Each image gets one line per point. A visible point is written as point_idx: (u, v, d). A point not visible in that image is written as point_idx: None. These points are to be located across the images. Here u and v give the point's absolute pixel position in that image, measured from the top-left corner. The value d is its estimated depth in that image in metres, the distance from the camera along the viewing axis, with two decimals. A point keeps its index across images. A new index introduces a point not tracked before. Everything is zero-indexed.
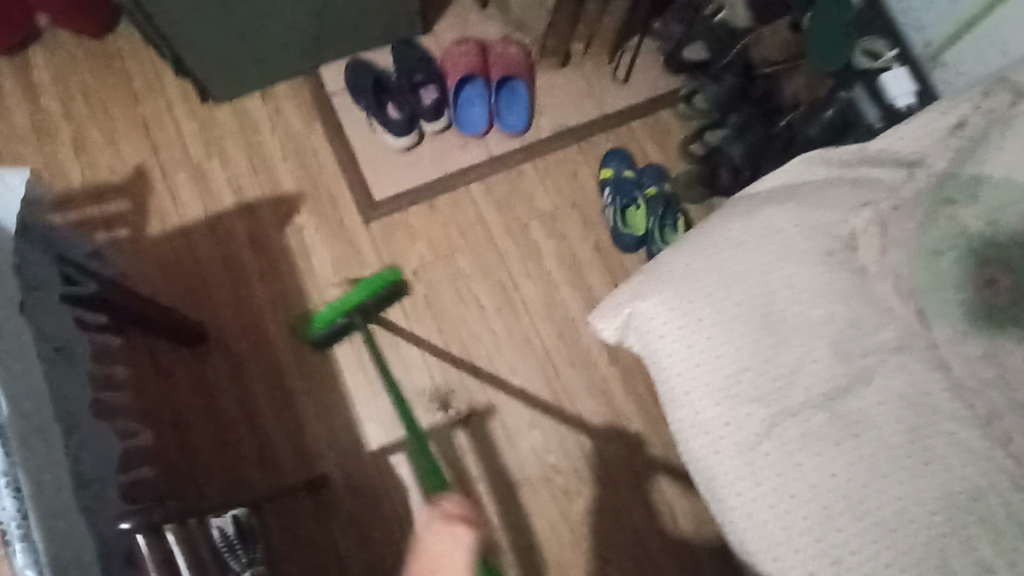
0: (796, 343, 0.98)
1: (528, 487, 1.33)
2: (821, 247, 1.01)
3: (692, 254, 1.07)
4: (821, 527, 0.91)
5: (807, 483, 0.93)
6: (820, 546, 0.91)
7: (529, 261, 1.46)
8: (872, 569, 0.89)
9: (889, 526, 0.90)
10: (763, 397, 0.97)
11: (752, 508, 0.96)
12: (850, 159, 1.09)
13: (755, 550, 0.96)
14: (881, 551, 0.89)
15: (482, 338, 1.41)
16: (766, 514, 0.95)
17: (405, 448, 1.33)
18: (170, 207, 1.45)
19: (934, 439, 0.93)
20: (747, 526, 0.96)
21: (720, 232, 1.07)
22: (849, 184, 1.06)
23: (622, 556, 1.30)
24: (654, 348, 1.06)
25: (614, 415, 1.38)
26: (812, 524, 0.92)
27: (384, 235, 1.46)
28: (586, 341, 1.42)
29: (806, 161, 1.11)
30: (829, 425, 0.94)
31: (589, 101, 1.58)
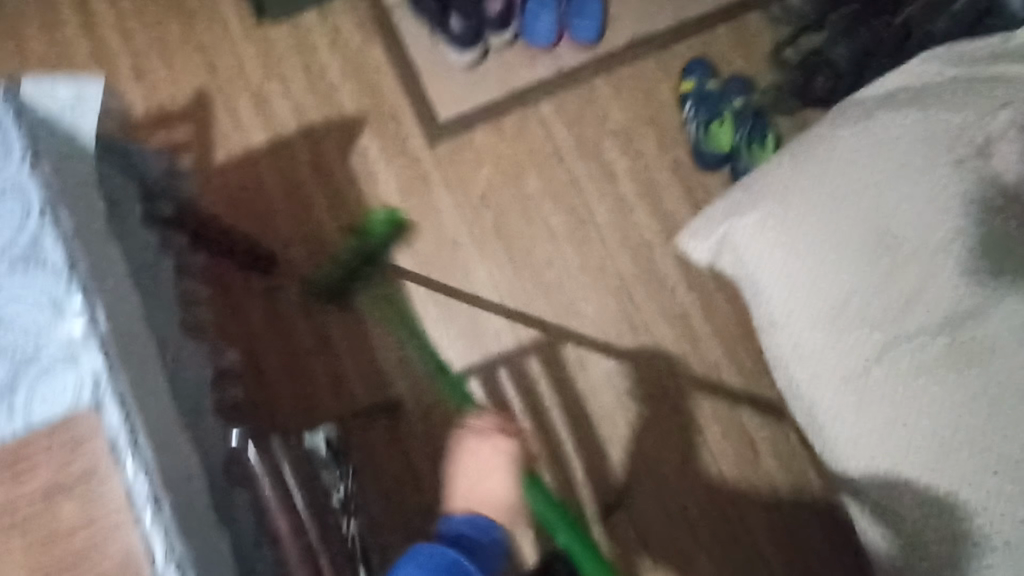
0: (915, 262, 0.89)
1: (601, 413, 1.31)
2: (946, 156, 0.92)
3: (795, 171, 1.00)
4: (934, 457, 0.84)
5: (921, 413, 0.86)
6: (932, 477, 0.84)
7: (602, 183, 1.38)
8: (993, 503, 0.81)
9: (1016, 460, 0.81)
10: (873, 320, 0.90)
11: (857, 437, 0.90)
12: (982, 57, 1.00)
13: (858, 480, 0.91)
14: (1005, 485, 0.81)
15: (553, 264, 1.36)
16: (871, 444, 0.89)
17: (478, 374, 1.32)
18: (233, 133, 1.42)
19: None
20: (850, 456, 0.91)
21: (827, 146, 0.99)
22: (982, 85, 0.96)
23: (698, 484, 1.28)
24: (750, 271, 0.99)
25: (692, 343, 1.32)
26: (924, 454, 0.85)
27: (450, 157, 1.40)
28: (662, 266, 1.35)
29: (927, 62, 1.03)
30: (949, 350, 0.86)
31: (666, 6, 1.44)
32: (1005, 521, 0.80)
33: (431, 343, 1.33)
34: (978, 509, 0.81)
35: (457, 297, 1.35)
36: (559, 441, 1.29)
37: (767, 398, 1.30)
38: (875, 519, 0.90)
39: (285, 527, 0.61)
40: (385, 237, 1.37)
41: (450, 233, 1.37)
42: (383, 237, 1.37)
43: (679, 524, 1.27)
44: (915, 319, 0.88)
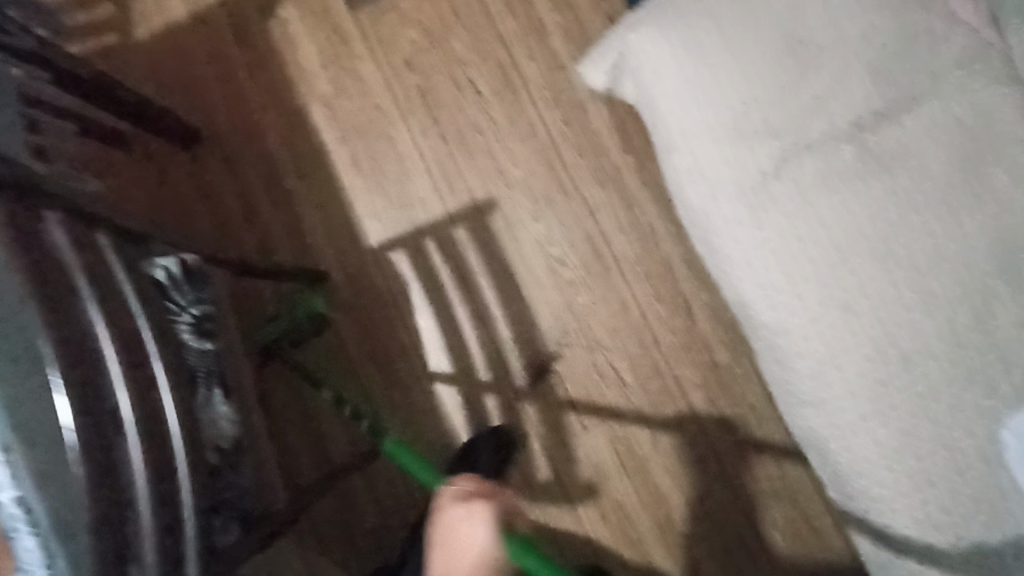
0: (822, 65, 0.81)
1: (532, 280, 1.26)
2: None
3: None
4: (830, 269, 0.78)
5: (819, 223, 0.79)
6: (827, 291, 0.78)
7: (532, 39, 1.29)
8: (888, 313, 0.76)
9: (916, 268, 0.76)
10: (774, 128, 0.82)
11: (751, 255, 0.83)
12: None
13: (751, 303, 0.84)
14: (903, 294, 0.76)
15: (481, 128, 1.29)
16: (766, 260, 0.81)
17: (405, 245, 1.29)
18: (155, 9, 1.38)
19: (990, 169, 0.76)
20: (743, 276, 0.84)
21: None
22: None
23: (631, 349, 1.23)
24: (649, 88, 0.90)
25: (627, 205, 1.26)
26: (819, 268, 0.78)
27: (373, 21, 1.33)
28: (596, 126, 1.27)
29: None
30: (852, 156, 0.79)
31: None
32: (899, 329, 0.75)
33: (356, 214, 1.30)
34: (872, 318, 0.76)
35: (383, 167, 1.31)
36: (487, 309, 1.26)
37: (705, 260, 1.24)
38: (771, 342, 0.84)
39: (33, 294, 0.56)
40: (308, 107, 1.32)
41: (375, 103, 1.32)
42: (306, 107, 1.32)
43: (612, 389, 1.23)
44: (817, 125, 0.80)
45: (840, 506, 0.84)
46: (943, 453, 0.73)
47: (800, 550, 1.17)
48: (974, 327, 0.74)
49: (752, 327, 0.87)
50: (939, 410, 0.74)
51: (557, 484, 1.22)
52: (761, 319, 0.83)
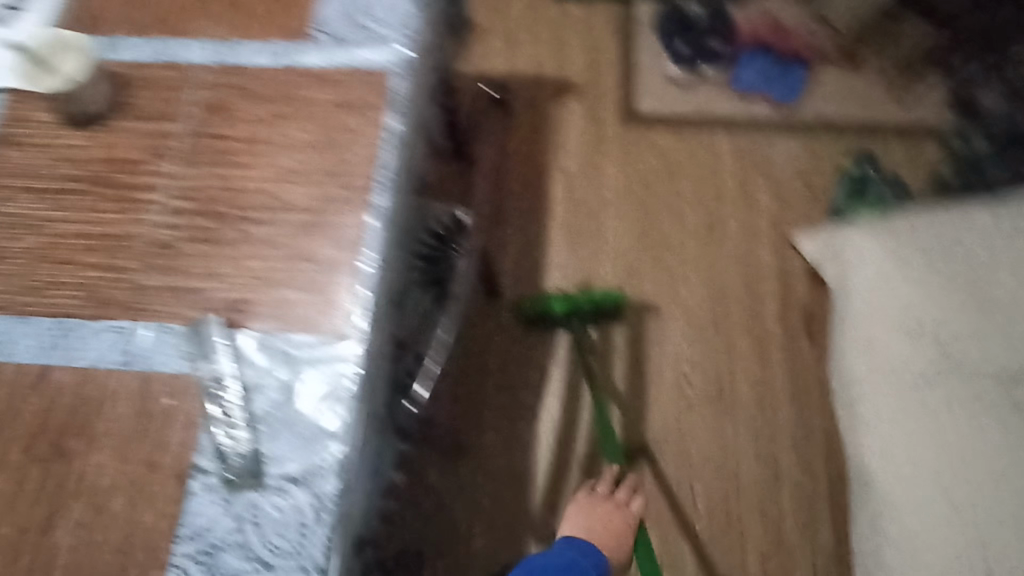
0: (1004, 321, 0.99)
1: (657, 383, 1.44)
2: (984, 239, 1.07)
3: (944, 218, 1.10)
4: (959, 454, 0.92)
5: (983, 444, 0.92)
6: (945, 467, 0.93)
7: (743, 209, 1.57)
8: (967, 533, 0.89)
9: (1003, 523, 0.88)
10: (945, 349, 0.99)
11: (893, 423, 0.98)
12: (982, 213, 1.10)
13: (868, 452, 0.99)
14: (989, 534, 0.88)
15: (673, 251, 1.54)
16: (910, 460, 0.95)
17: (573, 304, 1.51)
18: (480, 57, 1.76)
19: (976, 459, 0.91)
20: (874, 431, 0.99)
21: (977, 212, 1.10)
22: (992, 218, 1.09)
23: (713, 482, 1.36)
24: (847, 292, 1.12)
25: (761, 366, 1.44)
26: (951, 448, 0.93)
27: (630, 139, 1.66)
28: (764, 293, 1.50)
29: (942, 209, 1.12)
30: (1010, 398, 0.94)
31: (858, 103, 1.67)
32: (992, 557, 0.87)
33: (545, 262, 1.55)
34: (960, 494, 0.91)
35: (584, 239, 1.57)
36: (614, 387, 1.43)
37: (808, 442, 1.38)
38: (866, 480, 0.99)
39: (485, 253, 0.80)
40: (552, 173, 1.64)
41: (602, 193, 1.61)
42: (550, 172, 1.64)
43: (682, 507, 1.34)
44: (983, 364, 0.97)
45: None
46: None
47: None
48: None
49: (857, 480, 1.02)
50: None
51: None
52: (858, 449, 1.01)
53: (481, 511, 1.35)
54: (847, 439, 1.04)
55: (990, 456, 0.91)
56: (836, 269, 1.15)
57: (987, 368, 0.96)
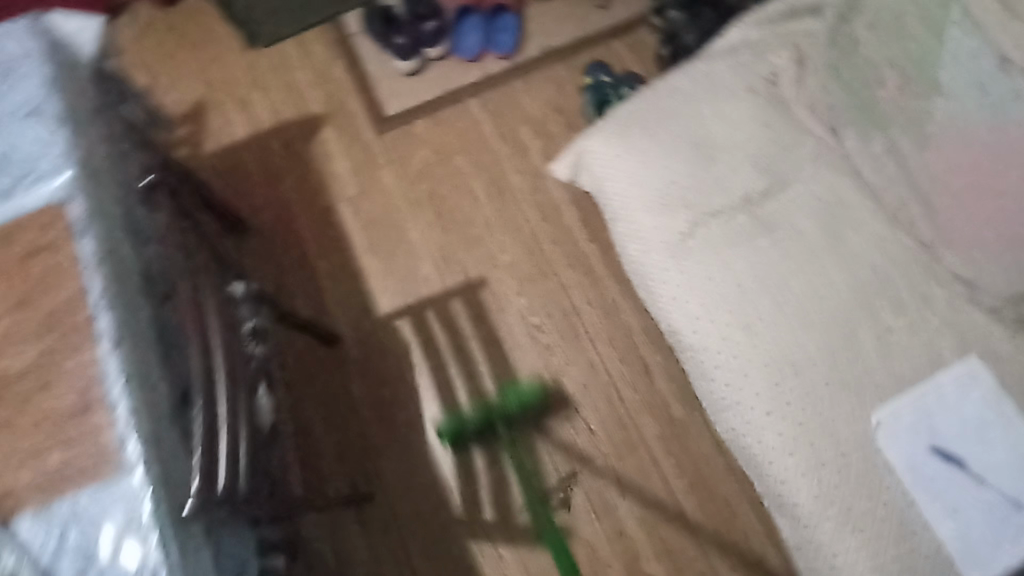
0: (722, 162, 1.14)
1: (514, 343, 1.50)
2: (684, 102, 1.20)
3: (648, 98, 1.23)
4: (732, 286, 1.05)
5: (744, 266, 1.06)
6: (728, 301, 1.05)
7: (518, 158, 1.66)
8: (766, 345, 1.01)
9: (787, 323, 1.02)
10: (689, 204, 1.12)
11: (679, 284, 1.08)
12: (674, 81, 1.24)
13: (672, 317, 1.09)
14: (781, 336, 1.01)
15: (476, 223, 1.60)
16: (702, 306, 1.06)
17: (411, 313, 1.54)
18: (222, 130, 1.73)
19: (747, 283, 1.05)
20: (668, 299, 1.09)
21: (671, 82, 1.24)
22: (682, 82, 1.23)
23: (597, 402, 1.44)
24: (603, 191, 1.21)
25: (593, 284, 1.53)
26: (725, 284, 1.06)
27: (394, 142, 1.70)
28: (567, 221, 1.59)
29: (644, 92, 1.25)
30: (748, 220, 1.09)
31: (571, 24, 1.79)
32: (790, 354, 1.00)
33: (368, 287, 1.57)
34: (749, 317, 1.03)
35: (394, 250, 1.59)
36: (476, 368, 1.48)
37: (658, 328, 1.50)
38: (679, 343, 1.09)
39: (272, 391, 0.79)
40: (337, 205, 1.64)
41: (391, 202, 1.64)
42: (335, 205, 1.64)
43: (582, 437, 1.42)
44: (720, 203, 1.11)
45: (779, 518, 1.00)
46: (818, 431, 0.96)
47: None
48: (848, 375, 0.98)
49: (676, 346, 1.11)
50: (814, 406, 0.97)
51: (535, 528, 1.35)
52: (665, 317, 1.10)
53: (417, 537, 1.36)
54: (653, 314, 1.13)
55: (754, 275, 1.05)
56: (588, 176, 1.24)
57: (724, 207, 1.11)
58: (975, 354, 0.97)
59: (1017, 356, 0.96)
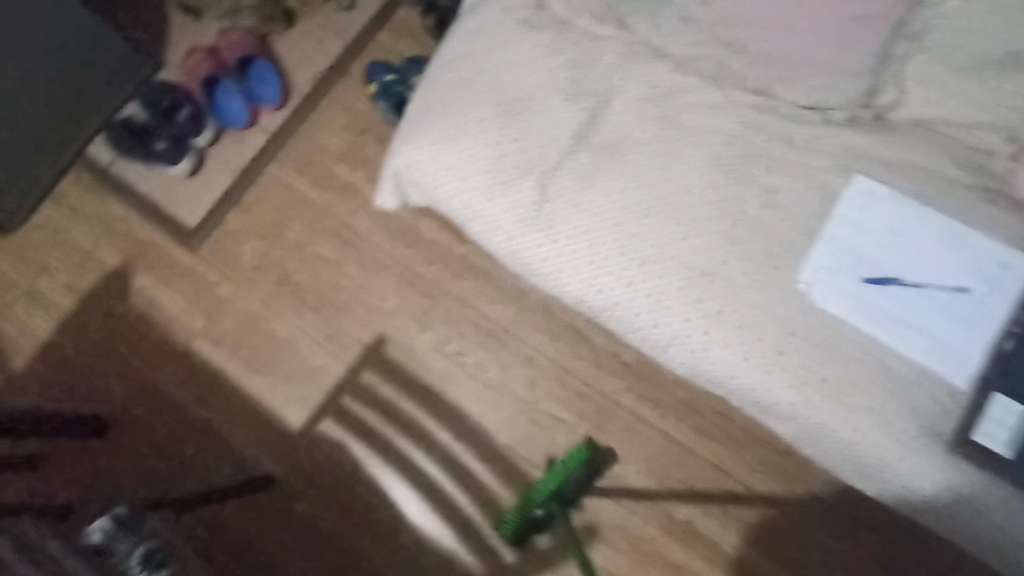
0: (535, 110, 1.04)
1: (445, 381, 1.37)
2: (467, 71, 1.09)
3: (433, 85, 1.11)
4: (611, 226, 0.96)
5: (609, 203, 0.97)
6: (616, 243, 0.96)
7: (349, 199, 1.49)
8: (672, 266, 0.94)
9: (678, 234, 0.94)
10: (527, 169, 1.02)
11: (560, 251, 0.98)
12: (447, 55, 1.12)
13: (573, 287, 0.99)
14: (680, 249, 0.94)
15: (343, 286, 1.44)
16: (592, 263, 0.97)
17: (328, 411, 1.37)
18: (25, 336, 1.47)
19: (622, 216, 0.96)
20: (561, 271, 0.99)
21: (445, 58, 1.12)
22: (455, 52, 1.12)
23: (554, 391, 1.34)
24: (438, 198, 1.08)
25: (488, 282, 1.40)
26: (603, 227, 0.97)
27: (216, 251, 1.50)
28: (430, 234, 1.44)
29: (426, 81, 1.13)
30: (590, 156, 1.00)
31: (329, 40, 1.63)
32: (697, 261, 0.93)
33: (270, 409, 1.38)
34: (642, 247, 0.95)
35: (275, 358, 1.41)
36: (422, 427, 1.35)
37: None
38: (592, 309, 1.00)
39: None
40: (191, 345, 1.44)
41: (245, 311, 1.45)
42: (190, 347, 1.43)
43: (558, 432, 1.32)
44: (554, 152, 1.01)
45: (768, 420, 0.95)
46: (763, 320, 0.90)
47: (788, 478, 1.27)
48: (758, 251, 0.92)
49: (591, 311, 1.01)
50: (744, 298, 0.91)
51: (561, 543, 1.27)
52: (568, 291, 1.00)
53: None
54: (555, 294, 1.02)
55: (624, 203, 0.97)
56: (415, 191, 1.10)
57: (561, 151, 1.01)
58: (857, 171, 0.93)
59: (890, 153, 0.94)
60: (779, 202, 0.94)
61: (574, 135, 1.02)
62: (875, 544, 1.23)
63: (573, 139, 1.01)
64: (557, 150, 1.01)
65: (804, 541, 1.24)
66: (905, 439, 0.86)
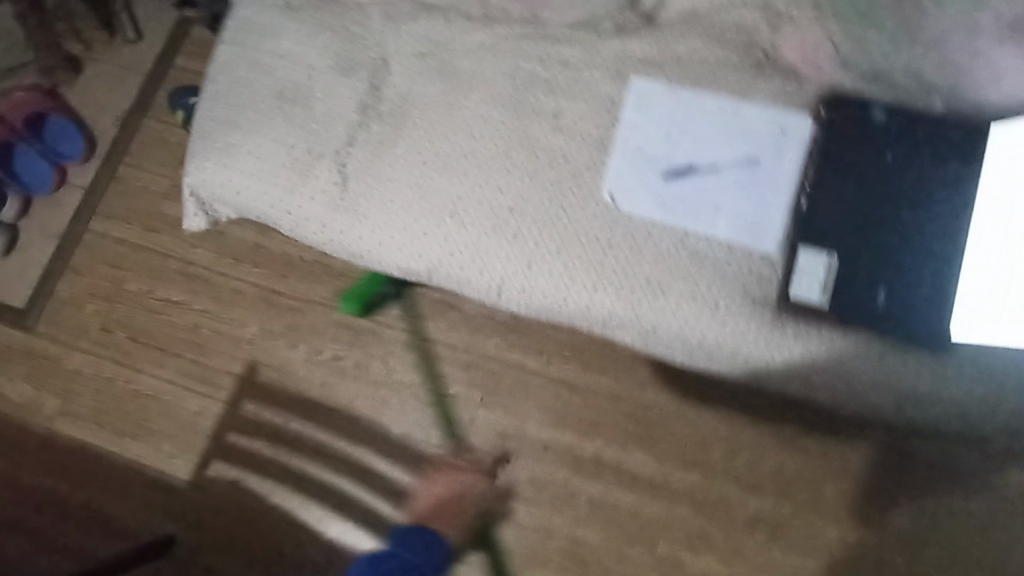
0: (316, 92, 1.00)
1: (327, 389, 1.34)
2: (240, 69, 1.04)
3: (210, 91, 1.05)
4: (415, 189, 0.95)
5: (409, 166, 0.96)
6: (423, 205, 0.94)
7: (185, 234, 1.41)
8: (481, 213, 0.93)
9: (479, 180, 0.94)
10: (320, 153, 0.98)
11: (372, 226, 0.96)
12: (218, 57, 1.07)
13: (394, 259, 0.96)
14: (485, 194, 0.93)
15: (200, 324, 1.37)
16: (406, 230, 0.95)
17: (217, 452, 1.32)
18: None
19: (423, 177, 0.95)
20: (377, 246, 0.96)
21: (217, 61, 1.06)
22: (226, 52, 1.06)
23: (438, 370, 1.33)
24: (241, 206, 1.02)
25: (347, 281, 1.36)
26: (408, 192, 0.95)
27: (55, 324, 1.40)
28: (276, 248, 1.38)
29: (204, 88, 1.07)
30: (380, 124, 0.98)
31: (124, 76, 1.52)
32: (503, 202, 0.93)
33: (156, 469, 1.32)
34: (450, 202, 0.94)
35: (146, 416, 1.34)
36: (316, 441, 1.32)
37: None
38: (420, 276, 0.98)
39: None
40: (53, 428, 1.35)
41: (101, 379, 1.36)
42: (52, 430, 1.34)
43: (451, 408, 1.32)
44: (343, 129, 0.98)
45: (615, 335, 0.96)
46: (577, 242, 0.91)
47: (679, 389, 1.29)
48: (559, 176, 0.93)
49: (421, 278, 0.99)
50: (556, 226, 0.92)
51: (480, 513, 1.28)
52: (391, 265, 0.97)
53: None
54: (382, 271, 0.99)
55: (423, 163, 0.95)
56: (218, 206, 1.04)
57: (351, 127, 0.98)
58: (633, 75, 0.95)
59: (662, 51, 0.95)
60: (569, 124, 0.94)
61: (360, 107, 0.98)
62: (774, 427, 1.27)
63: (360, 112, 0.98)
64: (346, 127, 0.98)
65: (707, 442, 1.28)
66: (732, 316, 0.89)
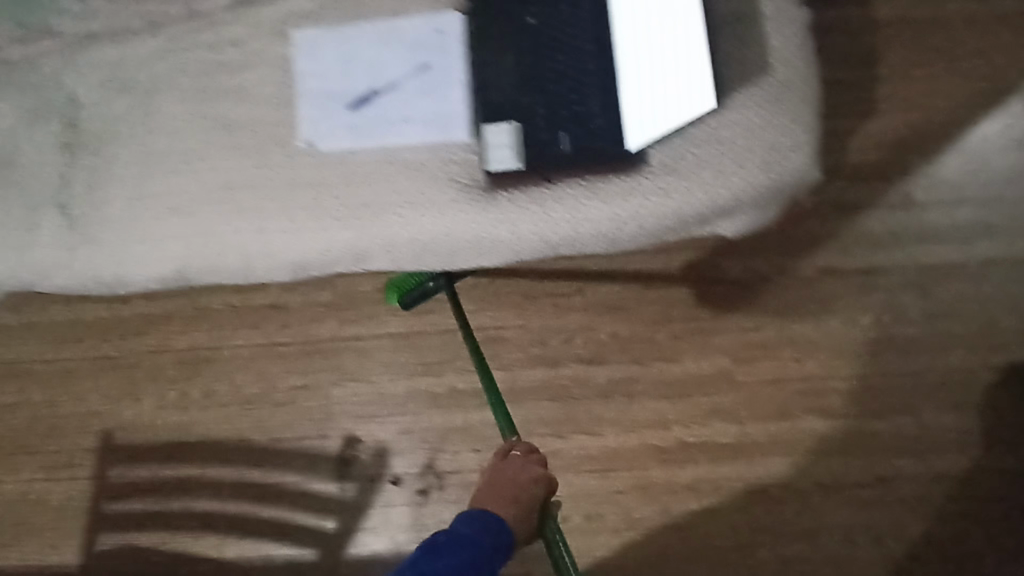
0: (17, 150, 1.02)
1: (184, 427, 1.37)
2: None
3: None
4: (139, 203, 1.00)
5: (126, 185, 1.00)
6: (151, 214, 0.99)
7: None
8: (203, 203, 0.98)
9: (192, 173, 0.99)
10: (41, 205, 1.01)
11: (114, 251, 1.00)
12: None
13: (148, 273, 1.01)
14: (201, 184, 0.99)
15: (43, 416, 1.38)
16: (145, 243, 0.99)
17: (103, 525, 1.35)
18: None
19: (143, 189, 1.00)
20: (127, 267, 1.01)
21: None
22: None
23: (280, 369, 1.37)
24: None
25: (166, 321, 1.39)
26: (133, 208, 1.00)
27: None
28: (88, 318, 1.39)
29: None
30: (87, 158, 1.02)
31: None
32: (220, 185, 0.99)
33: (52, 563, 1.34)
34: (173, 202, 0.99)
35: (24, 519, 1.36)
36: (190, 476, 1.35)
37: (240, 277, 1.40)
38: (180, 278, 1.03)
39: None
40: None
41: None
42: None
43: (304, 398, 1.36)
44: (54, 174, 1.01)
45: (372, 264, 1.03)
46: (296, 195, 0.98)
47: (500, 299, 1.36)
48: (260, 144, 0.99)
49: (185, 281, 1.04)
50: (272, 188, 0.98)
51: (363, 480, 1.33)
52: (148, 279, 1.02)
53: None
54: (147, 289, 1.04)
55: (138, 177, 1.00)
56: None
57: (61, 170, 1.01)
58: (292, 29, 1.00)
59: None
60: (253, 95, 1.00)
61: (64, 149, 1.02)
62: (593, 298, 1.35)
63: (65, 153, 1.02)
64: (57, 172, 1.01)
65: (542, 335, 1.35)
66: (450, 206, 0.96)
